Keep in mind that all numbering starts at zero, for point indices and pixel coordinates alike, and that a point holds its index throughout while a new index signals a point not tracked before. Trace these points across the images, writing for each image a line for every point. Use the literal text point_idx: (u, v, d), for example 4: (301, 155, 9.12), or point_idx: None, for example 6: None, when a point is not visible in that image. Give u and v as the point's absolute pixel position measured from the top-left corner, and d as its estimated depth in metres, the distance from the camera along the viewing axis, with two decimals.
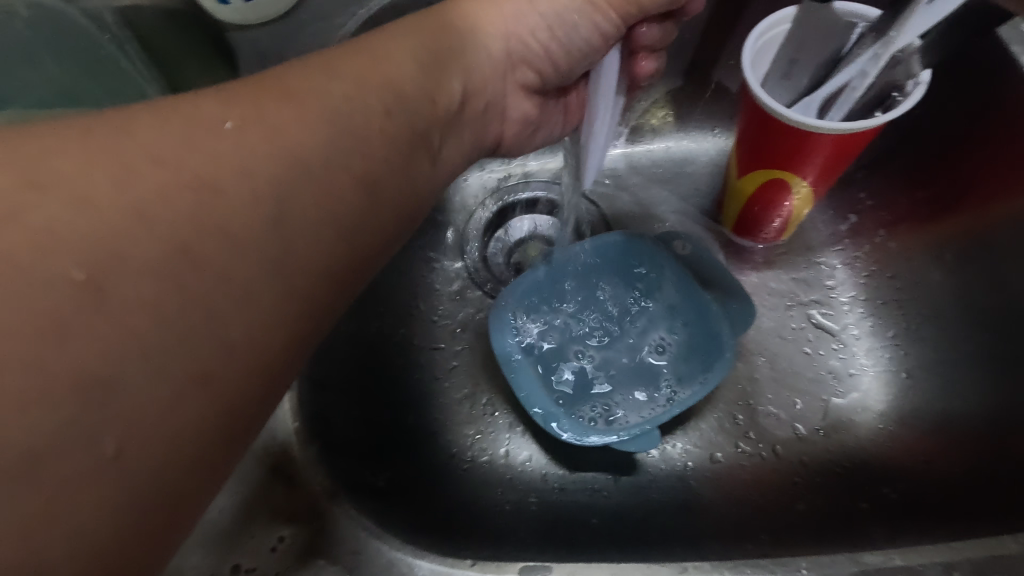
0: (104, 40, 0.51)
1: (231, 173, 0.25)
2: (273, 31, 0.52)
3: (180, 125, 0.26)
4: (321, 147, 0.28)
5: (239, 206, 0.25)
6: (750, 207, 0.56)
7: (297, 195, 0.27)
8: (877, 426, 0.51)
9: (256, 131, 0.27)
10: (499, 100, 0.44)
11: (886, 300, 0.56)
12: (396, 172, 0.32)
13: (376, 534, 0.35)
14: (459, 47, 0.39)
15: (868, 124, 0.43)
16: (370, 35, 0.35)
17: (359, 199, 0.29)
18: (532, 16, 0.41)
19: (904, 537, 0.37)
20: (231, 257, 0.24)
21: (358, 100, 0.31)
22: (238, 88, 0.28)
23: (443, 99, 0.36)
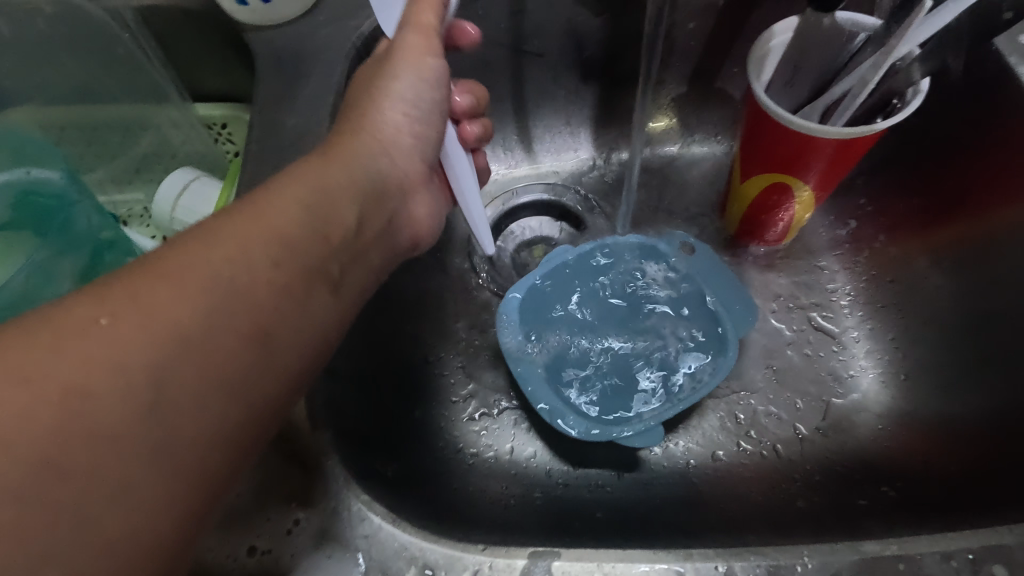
0: (125, 38, 0.52)
1: (104, 375, 0.24)
2: (290, 31, 0.51)
3: (52, 332, 0.24)
4: (203, 317, 0.27)
5: (114, 411, 0.24)
6: (752, 210, 0.57)
7: (176, 375, 0.26)
8: (876, 425, 0.53)
9: (132, 324, 0.25)
10: (402, 206, 0.44)
11: (884, 303, 0.57)
12: (291, 313, 0.31)
13: (390, 520, 0.34)
14: (351, 174, 0.39)
15: (868, 129, 0.44)
16: (258, 188, 0.34)
17: (244, 364, 0.28)
18: (389, 110, 0.42)
19: (903, 529, 0.38)
20: (110, 460, 0.23)
21: (244, 254, 0.30)
22: (111, 277, 0.27)
23: (335, 235, 0.35)
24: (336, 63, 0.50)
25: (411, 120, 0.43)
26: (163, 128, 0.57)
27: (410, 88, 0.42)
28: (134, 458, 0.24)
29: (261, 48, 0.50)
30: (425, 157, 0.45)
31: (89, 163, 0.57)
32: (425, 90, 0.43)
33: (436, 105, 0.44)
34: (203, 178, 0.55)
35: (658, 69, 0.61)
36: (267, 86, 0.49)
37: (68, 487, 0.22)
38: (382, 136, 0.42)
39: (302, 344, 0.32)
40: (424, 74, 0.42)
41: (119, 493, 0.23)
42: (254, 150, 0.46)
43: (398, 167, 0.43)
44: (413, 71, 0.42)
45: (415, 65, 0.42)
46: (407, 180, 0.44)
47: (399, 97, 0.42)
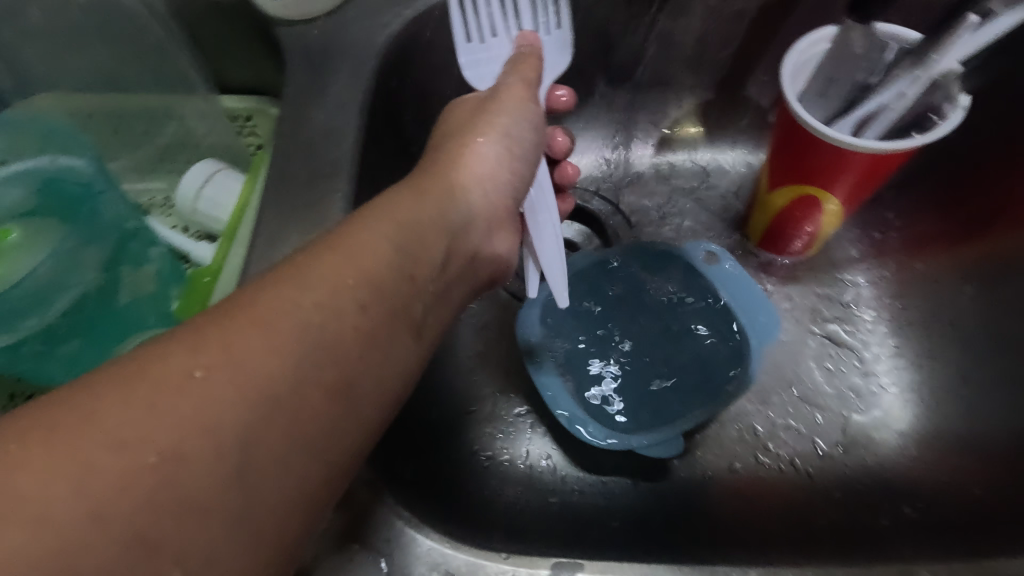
0: None
1: (199, 436, 0.22)
2: (320, 26, 0.51)
3: (145, 387, 0.23)
4: (294, 369, 0.25)
5: (204, 478, 0.22)
6: (778, 222, 0.57)
7: (264, 433, 0.23)
8: (898, 444, 0.52)
9: (226, 379, 0.23)
10: (481, 247, 0.39)
11: (908, 319, 0.56)
12: (374, 353, 0.28)
13: (412, 525, 0.35)
14: (441, 205, 0.36)
15: (905, 144, 0.43)
16: (346, 222, 0.32)
17: (326, 418, 0.25)
18: (490, 146, 0.41)
19: (932, 553, 0.37)
20: (195, 531, 0.21)
21: (336, 296, 0.28)
22: (201, 326, 0.25)
23: (425, 270, 0.32)
24: (366, 62, 0.49)
25: (509, 157, 0.41)
26: (187, 120, 0.56)
27: (516, 130, 0.42)
28: (219, 526, 0.22)
29: (291, 43, 0.50)
30: (516, 196, 0.42)
31: (113, 152, 0.56)
32: (522, 131, 0.42)
33: (533, 150, 0.43)
34: (226, 171, 0.55)
35: (686, 75, 0.61)
36: (296, 82, 0.48)
37: (155, 563, 0.20)
38: (476, 170, 0.40)
39: (381, 388, 0.28)
40: (526, 116, 0.42)
41: (192, 567, 0.21)
42: (281, 147, 0.46)
43: (490, 200, 0.40)
44: (512, 111, 0.42)
45: (518, 111, 0.42)
46: (494, 212, 0.40)
47: (501, 135, 0.41)
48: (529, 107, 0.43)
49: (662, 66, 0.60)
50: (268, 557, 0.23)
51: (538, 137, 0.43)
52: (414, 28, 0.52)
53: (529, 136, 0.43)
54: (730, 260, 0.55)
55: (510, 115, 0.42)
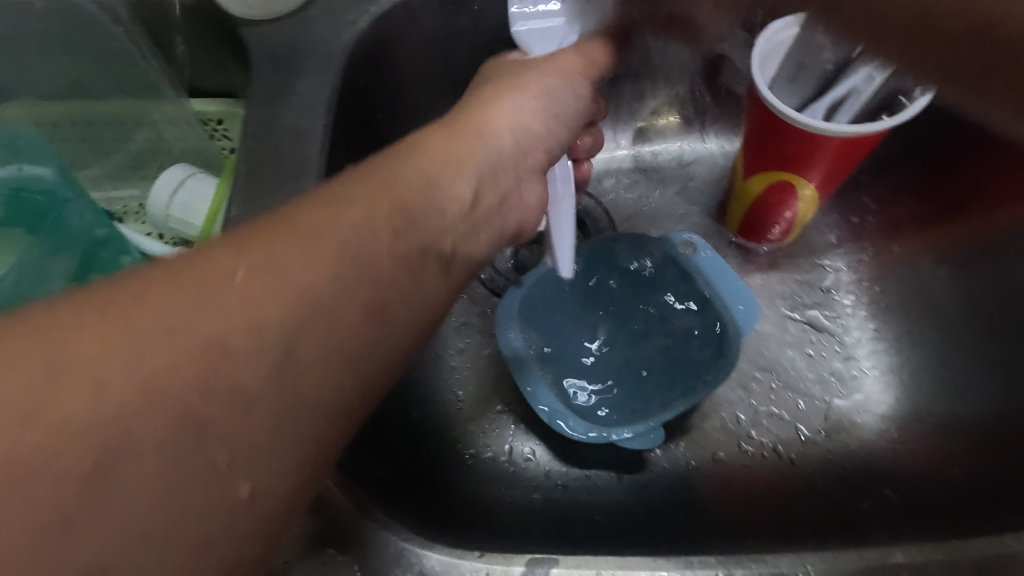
0: (117, 32, 0.52)
1: (243, 332, 0.23)
2: (285, 26, 0.50)
3: (193, 281, 0.24)
4: (331, 283, 0.26)
5: (247, 370, 0.23)
6: (755, 209, 0.56)
7: (303, 336, 0.24)
8: (880, 427, 0.52)
9: (269, 283, 0.24)
10: (515, 194, 0.38)
11: (886, 302, 0.56)
12: (405, 281, 0.28)
13: (386, 526, 0.34)
14: (471, 149, 0.36)
15: (874, 127, 0.43)
16: (378, 156, 0.33)
17: (362, 330, 0.26)
18: (528, 102, 0.40)
19: (908, 535, 0.37)
20: (238, 417, 0.23)
21: (370, 218, 0.28)
22: (249, 232, 0.26)
23: (453, 210, 0.33)
24: (332, 60, 0.49)
25: (546, 113, 0.40)
26: (160, 125, 0.55)
27: (555, 92, 0.41)
28: (261, 412, 0.23)
29: (255, 44, 0.49)
30: (548, 152, 0.41)
31: (82, 161, 0.55)
32: (561, 92, 0.42)
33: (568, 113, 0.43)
34: (198, 175, 0.54)
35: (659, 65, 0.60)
36: (263, 82, 0.48)
37: (204, 443, 0.22)
38: (511, 119, 0.38)
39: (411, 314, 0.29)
40: (573, 82, 0.42)
41: (234, 452, 0.22)
42: (248, 148, 0.46)
43: (523, 148, 0.39)
44: (559, 74, 0.42)
45: (562, 78, 0.42)
46: (525, 156, 0.39)
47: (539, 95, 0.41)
48: (578, 78, 0.43)
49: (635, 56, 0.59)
50: (300, 467, 0.24)
51: (576, 101, 0.43)
52: (383, 24, 0.52)
53: (569, 100, 0.42)
54: (709, 252, 0.55)
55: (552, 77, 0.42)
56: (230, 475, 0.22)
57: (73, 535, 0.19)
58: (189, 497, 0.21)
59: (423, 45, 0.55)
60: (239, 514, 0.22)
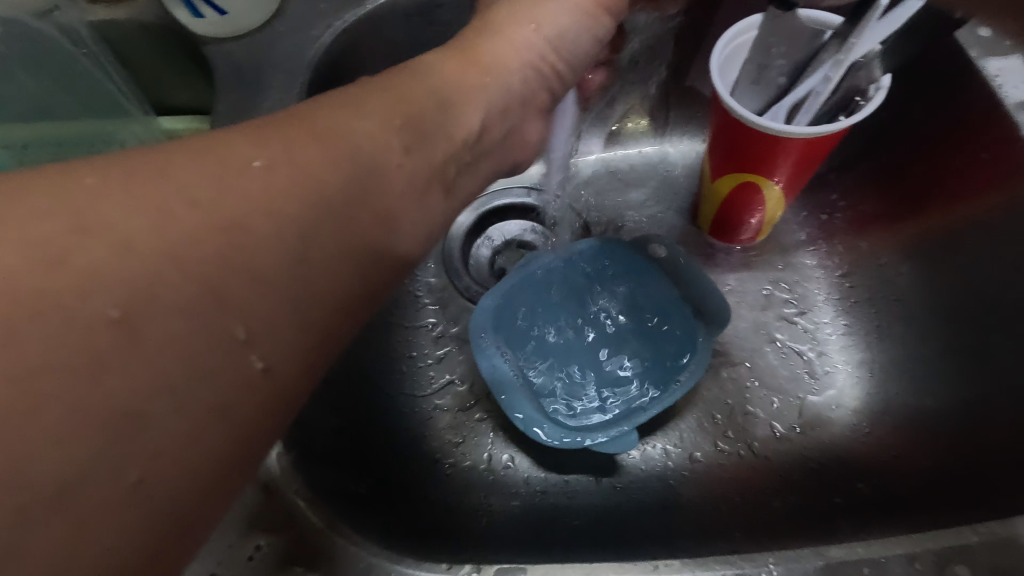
0: (79, 53, 0.51)
1: (262, 215, 0.23)
2: (248, 43, 0.50)
3: (215, 161, 0.24)
4: (347, 181, 0.26)
5: (265, 249, 0.23)
6: (724, 208, 0.57)
7: (317, 228, 0.24)
8: (852, 421, 0.52)
9: (284, 173, 0.24)
10: (518, 127, 0.39)
11: (856, 297, 0.57)
12: (404, 193, 0.28)
13: (353, 540, 0.35)
14: (482, 76, 0.35)
15: (831, 128, 0.44)
16: (400, 70, 0.32)
17: (376, 236, 0.26)
18: (546, 36, 0.38)
19: (871, 530, 0.38)
20: (257, 296, 0.23)
21: (386, 130, 0.28)
22: (267, 123, 0.26)
23: (460, 135, 0.33)
24: (296, 76, 0.49)
25: (557, 52, 0.38)
26: (129, 142, 0.55)
27: (572, 32, 0.38)
28: (277, 300, 0.23)
29: (219, 61, 0.49)
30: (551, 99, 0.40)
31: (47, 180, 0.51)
32: (576, 35, 0.39)
33: (579, 53, 0.40)
34: None
35: None
36: (228, 97, 0.48)
37: (223, 314, 0.22)
38: (525, 53, 0.37)
39: (418, 229, 0.29)
40: (596, 20, 0.39)
41: (252, 328, 0.22)
42: None
43: (533, 86, 0.38)
44: (582, 7, 0.38)
45: (582, 19, 0.39)
46: (530, 97, 0.38)
47: (559, 26, 0.38)
48: (603, 18, 0.40)
49: None
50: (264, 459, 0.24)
51: (590, 40, 0.40)
52: (349, 37, 0.52)
53: (584, 39, 0.39)
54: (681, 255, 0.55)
55: (574, 11, 0.38)
56: (246, 347, 0.22)
57: (94, 382, 0.19)
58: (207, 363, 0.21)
59: (392, 56, 0.56)
60: (255, 387, 0.23)
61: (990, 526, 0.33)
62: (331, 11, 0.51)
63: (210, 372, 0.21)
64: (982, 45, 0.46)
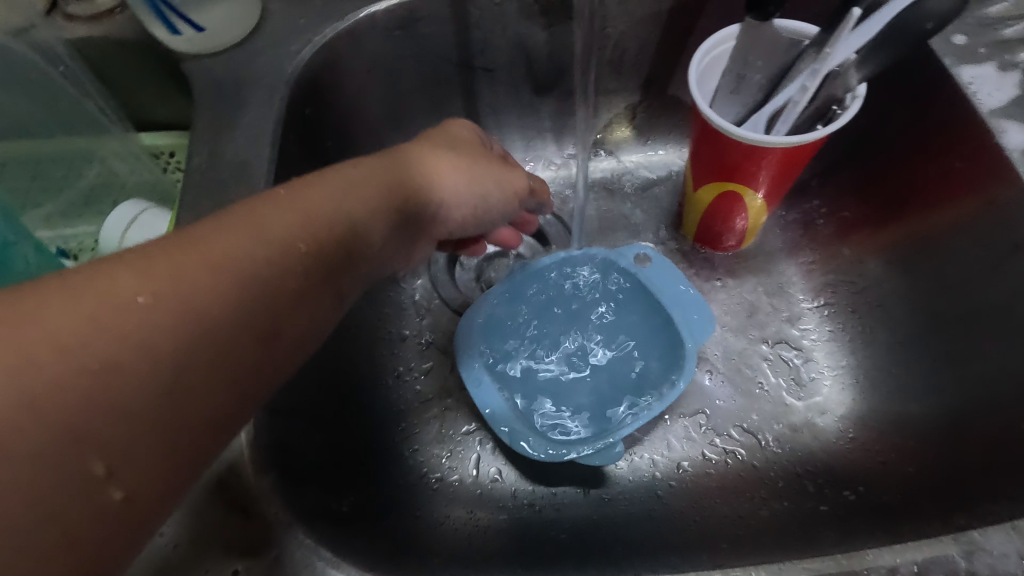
0: (55, 72, 0.51)
1: (137, 351, 0.23)
2: (228, 58, 0.50)
3: (92, 295, 0.23)
4: (237, 317, 0.26)
5: (133, 392, 0.23)
6: (706, 218, 0.57)
7: (195, 366, 0.25)
8: (840, 430, 0.53)
9: (169, 305, 0.24)
10: (410, 248, 0.39)
11: (841, 303, 0.57)
12: (302, 311, 0.30)
13: (334, 563, 0.34)
14: (391, 198, 0.35)
15: (808, 137, 0.44)
16: (326, 172, 0.34)
17: (265, 363, 0.28)
18: (463, 181, 0.40)
19: (855, 538, 0.38)
20: (118, 432, 0.22)
21: (291, 240, 0.30)
22: (152, 246, 0.26)
23: (365, 250, 0.34)
24: (275, 90, 0.49)
25: (471, 217, 0.42)
26: (109, 160, 0.55)
27: (493, 190, 0.42)
28: (136, 442, 0.23)
29: (198, 77, 0.49)
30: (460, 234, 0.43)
31: (33, 201, 0.54)
32: (496, 193, 0.42)
33: (496, 214, 0.44)
34: (151, 210, 0.52)
35: (610, 79, 0.61)
36: (205, 115, 0.47)
37: (81, 453, 0.22)
38: (442, 193, 0.39)
39: (311, 336, 0.31)
40: (512, 196, 0.44)
41: (113, 464, 0.22)
42: (192, 181, 0.45)
43: (438, 216, 0.40)
44: (505, 187, 0.43)
45: (498, 179, 0.42)
46: (428, 227, 0.40)
47: (480, 179, 0.41)
48: (515, 187, 0.44)
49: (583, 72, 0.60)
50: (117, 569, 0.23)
51: (508, 203, 0.44)
52: (330, 52, 0.52)
53: (497, 213, 0.44)
54: (664, 264, 0.55)
55: (500, 186, 0.43)
56: (105, 485, 0.22)
57: None
58: (64, 506, 0.21)
59: (374, 70, 0.56)
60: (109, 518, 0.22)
61: (972, 534, 0.33)
62: (311, 26, 0.51)
63: (65, 514, 0.21)
64: (956, 54, 0.47)
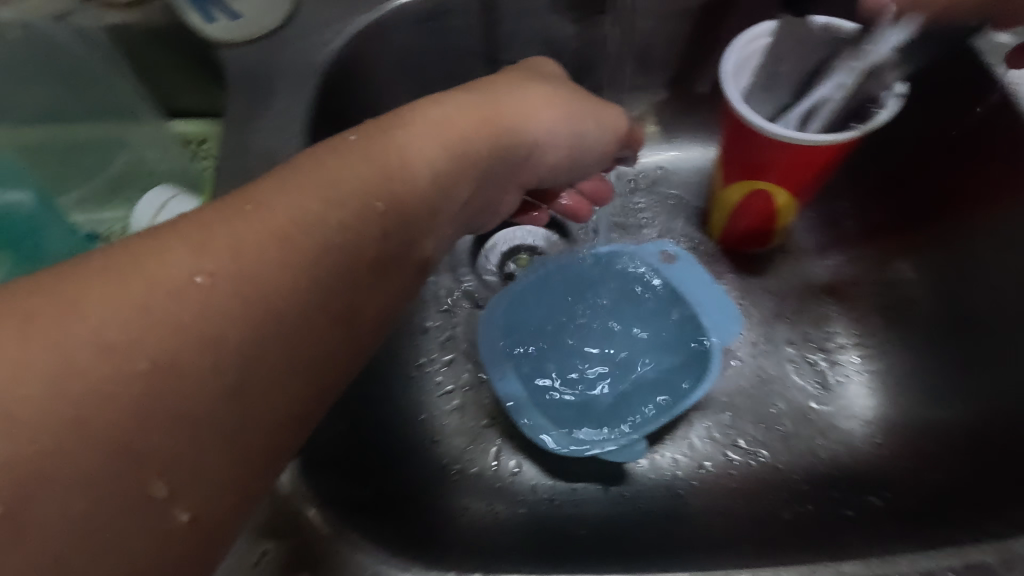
0: (93, 60, 0.52)
1: (208, 343, 0.23)
2: (260, 47, 0.50)
3: (147, 279, 0.23)
4: (304, 297, 0.26)
5: (197, 389, 0.23)
6: (734, 217, 0.57)
7: (263, 355, 0.25)
8: (865, 434, 0.52)
9: (229, 288, 0.24)
10: (497, 197, 0.42)
11: (868, 307, 0.56)
12: (376, 288, 0.30)
13: (360, 547, 0.35)
14: (488, 135, 0.36)
15: (847, 135, 0.43)
16: (417, 110, 0.34)
17: (334, 339, 0.28)
18: (560, 119, 0.40)
19: (885, 544, 0.37)
20: (184, 434, 0.22)
21: (372, 200, 0.29)
22: (202, 220, 0.26)
23: (451, 210, 0.35)
24: (307, 79, 0.49)
25: (564, 156, 0.42)
26: (140, 147, 0.55)
27: (590, 129, 0.42)
28: (207, 439, 0.23)
29: (230, 66, 0.49)
30: (546, 181, 0.45)
31: (65, 185, 0.55)
32: (593, 132, 0.43)
33: (590, 157, 0.44)
34: (180, 196, 0.52)
35: (638, 76, 0.61)
36: (237, 103, 0.48)
37: (144, 467, 0.22)
38: (537, 135, 0.39)
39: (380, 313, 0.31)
40: (614, 132, 0.44)
41: (174, 482, 0.22)
42: (224, 169, 0.45)
43: (529, 159, 0.41)
44: (601, 123, 0.43)
45: (596, 115, 0.42)
46: (514, 172, 0.41)
47: (575, 118, 0.41)
48: (613, 124, 0.44)
49: (612, 68, 0.60)
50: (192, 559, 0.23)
51: (607, 141, 0.44)
52: (360, 43, 0.52)
53: (596, 150, 0.44)
54: (692, 265, 0.54)
55: (596, 123, 0.43)
56: (168, 500, 0.22)
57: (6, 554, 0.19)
58: (130, 515, 0.21)
59: (401, 62, 0.56)
60: (176, 536, 0.23)
61: (1010, 544, 0.32)
62: (342, 15, 0.51)
63: (129, 519, 0.21)
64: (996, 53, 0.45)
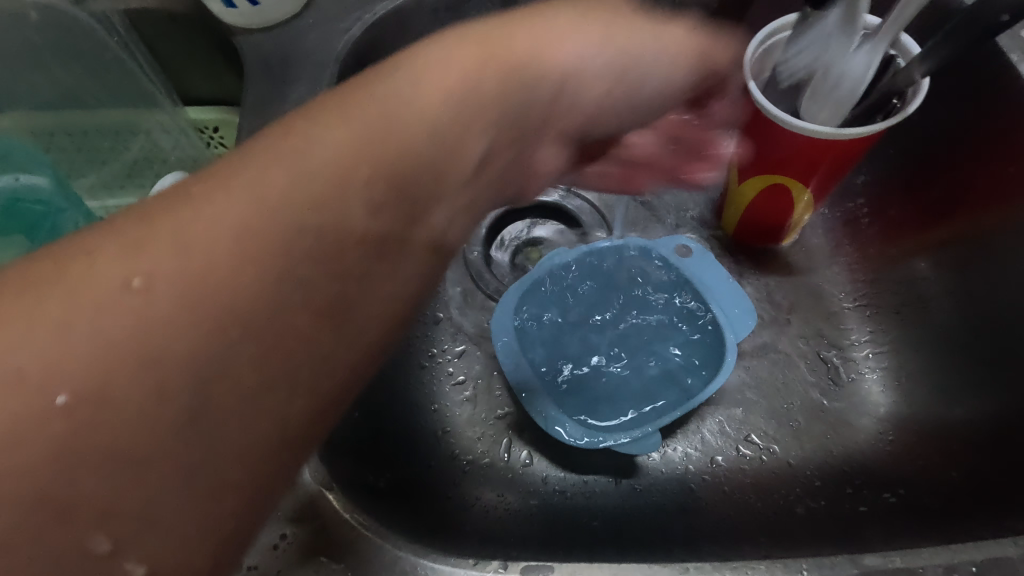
0: (112, 43, 0.51)
1: (144, 361, 0.20)
2: (278, 34, 0.50)
3: (74, 288, 0.20)
4: (273, 295, 0.23)
5: (133, 419, 0.20)
6: (750, 212, 0.56)
7: (216, 373, 0.21)
8: (877, 430, 0.52)
9: (170, 292, 0.21)
10: (535, 152, 0.33)
11: (882, 303, 0.56)
12: (375, 276, 0.26)
13: (379, 532, 0.35)
14: (508, 74, 0.30)
15: (866, 130, 0.43)
16: (427, 48, 0.30)
17: (314, 344, 0.24)
18: (597, 41, 0.32)
19: (901, 539, 0.38)
20: (119, 476, 0.20)
21: (365, 159, 0.26)
22: (148, 212, 0.23)
23: (490, 172, 0.30)
24: (326, 67, 0.49)
25: (608, 90, 0.33)
26: (153, 133, 0.56)
27: (641, 50, 0.33)
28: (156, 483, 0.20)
29: (249, 52, 0.49)
30: (617, 125, 0.36)
31: (79, 169, 0.55)
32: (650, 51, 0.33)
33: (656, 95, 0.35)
34: None
35: None
36: (256, 91, 0.48)
37: (76, 511, 0.19)
38: (570, 64, 0.32)
39: (378, 310, 0.26)
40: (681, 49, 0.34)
41: (118, 534, 0.20)
42: None
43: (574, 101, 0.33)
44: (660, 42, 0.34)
45: (652, 32, 0.33)
46: (551, 120, 0.33)
47: (616, 36, 0.32)
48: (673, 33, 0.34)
49: None
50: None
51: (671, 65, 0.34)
52: (378, 31, 0.52)
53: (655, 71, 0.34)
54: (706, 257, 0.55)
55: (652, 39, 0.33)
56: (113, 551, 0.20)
57: None
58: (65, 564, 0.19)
59: None
60: None
61: None
62: (361, 3, 0.51)
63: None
64: (1023, 49, 0.45)
